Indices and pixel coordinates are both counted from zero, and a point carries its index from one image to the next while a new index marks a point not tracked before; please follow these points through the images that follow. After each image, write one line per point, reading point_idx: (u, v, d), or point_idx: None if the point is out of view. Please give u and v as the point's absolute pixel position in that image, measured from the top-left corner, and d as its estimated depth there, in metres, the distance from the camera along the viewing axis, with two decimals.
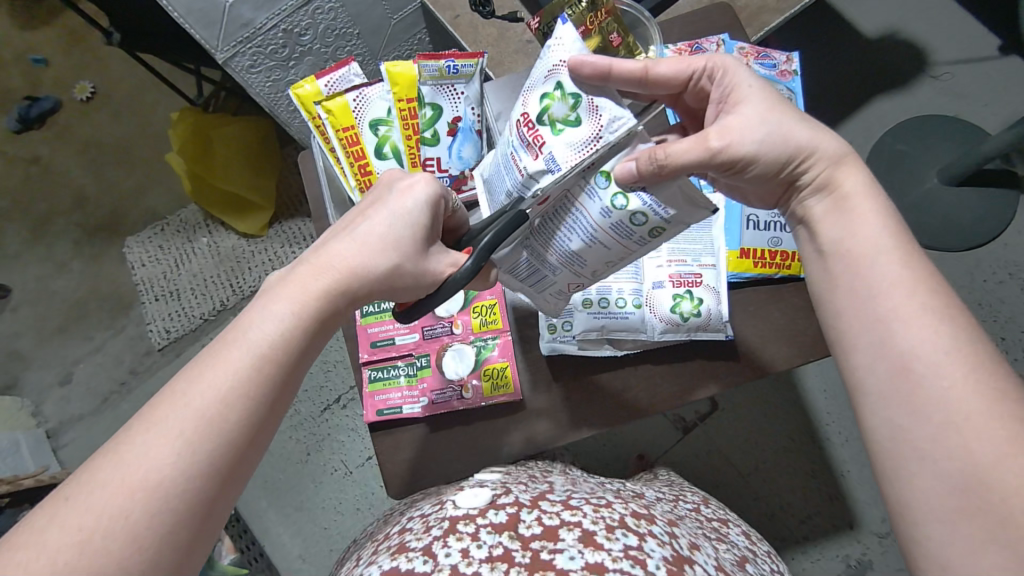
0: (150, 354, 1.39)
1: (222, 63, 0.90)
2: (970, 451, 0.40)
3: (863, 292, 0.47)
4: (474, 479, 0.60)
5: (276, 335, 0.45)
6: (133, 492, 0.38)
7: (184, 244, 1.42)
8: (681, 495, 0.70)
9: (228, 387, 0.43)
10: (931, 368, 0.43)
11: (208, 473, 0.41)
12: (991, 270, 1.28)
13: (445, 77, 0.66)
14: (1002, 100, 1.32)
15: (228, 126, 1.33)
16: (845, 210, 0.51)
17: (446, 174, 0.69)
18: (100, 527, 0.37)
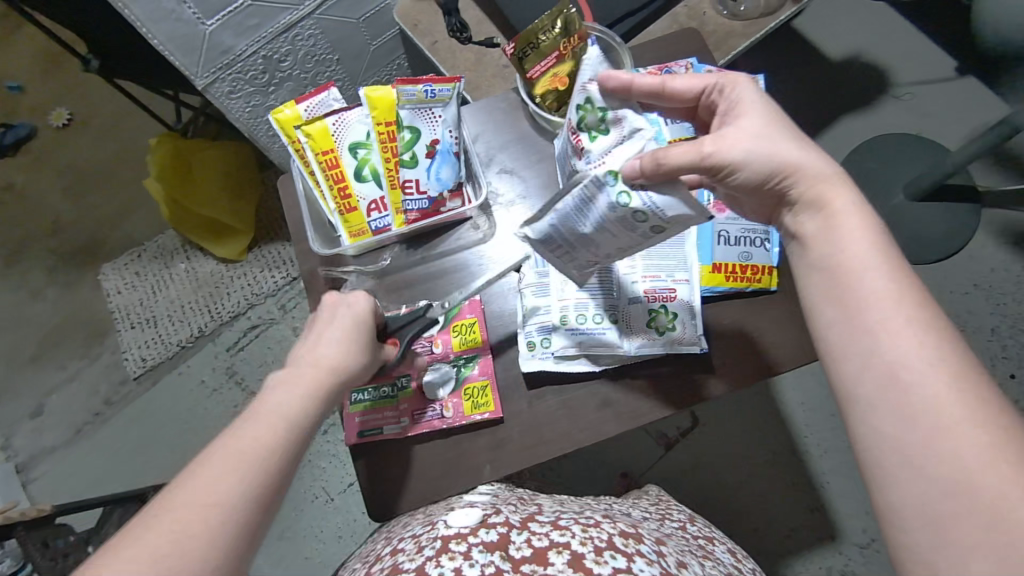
0: (126, 382, 1.37)
1: (202, 89, 0.90)
2: (954, 455, 0.42)
3: (851, 303, 0.49)
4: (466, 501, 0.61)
5: (295, 402, 0.52)
6: (206, 510, 0.44)
7: (161, 269, 1.41)
8: (668, 513, 0.70)
9: (273, 439, 0.50)
10: (917, 377, 0.44)
11: (251, 513, 0.46)
12: (957, 282, 1.32)
13: (423, 101, 0.67)
14: (960, 118, 1.38)
15: (205, 151, 1.34)
16: (832, 228, 0.52)
17: (424, 196, 0.69)
18: (180, 536, 0.43)
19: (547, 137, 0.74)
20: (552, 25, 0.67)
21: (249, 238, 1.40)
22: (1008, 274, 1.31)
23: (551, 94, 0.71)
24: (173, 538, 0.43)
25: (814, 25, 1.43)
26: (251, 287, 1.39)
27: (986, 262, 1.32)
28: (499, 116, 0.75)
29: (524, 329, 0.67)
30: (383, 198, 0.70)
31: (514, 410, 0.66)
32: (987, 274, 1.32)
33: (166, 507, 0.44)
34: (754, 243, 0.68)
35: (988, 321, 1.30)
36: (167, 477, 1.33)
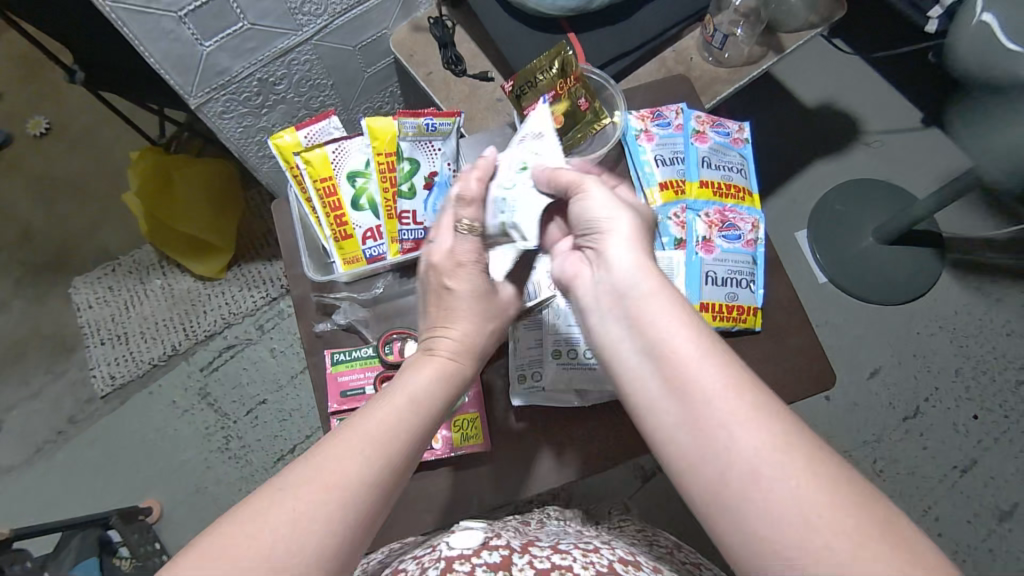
0: (92, 401, 1.33)
1: (195, 107, 0.90)
2: (822, 547, 0.36)
3: (684, 395, 0.42)
4: (461, 525, 0.59)
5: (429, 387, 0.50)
6: (335, 490, 0.41)
7: (136, 285, 1.38)
8: (657, 540, 0.69)
9: (399, 419, 0.46)
10: (776, 468, 0.38)
11: (377, 502, 0.43)
12: (924, 323, 1.37)
13: (423, 134, 0.69)
14: (926, 166, 1.45)
15: (190, 168, 1.32)
16: (649, 308, 0.46)
17: (421, 226, 0.70)
18: (309, 516, 0.40)
19: None
20: (551, 66, 0.69)
21: (230, 257, 1.38)
22: (970, 317, 1.37)
23: None
24: (301, 519, 0.39)
25: (791, 72, 1.50)
26: (230, 306, 1.37)
27: (950, 305, 1.38)
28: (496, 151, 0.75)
29: (516, 362, 0.67)
30: (379, 227, 0.70)
31: (499, 444, 0.66)
32: (951, 315, 1.37)
33: (298, 483, 0.41)
34: (740, 284, 0.67)
35: (952, 361, 1.35)
36: (129, 500, 1.28)
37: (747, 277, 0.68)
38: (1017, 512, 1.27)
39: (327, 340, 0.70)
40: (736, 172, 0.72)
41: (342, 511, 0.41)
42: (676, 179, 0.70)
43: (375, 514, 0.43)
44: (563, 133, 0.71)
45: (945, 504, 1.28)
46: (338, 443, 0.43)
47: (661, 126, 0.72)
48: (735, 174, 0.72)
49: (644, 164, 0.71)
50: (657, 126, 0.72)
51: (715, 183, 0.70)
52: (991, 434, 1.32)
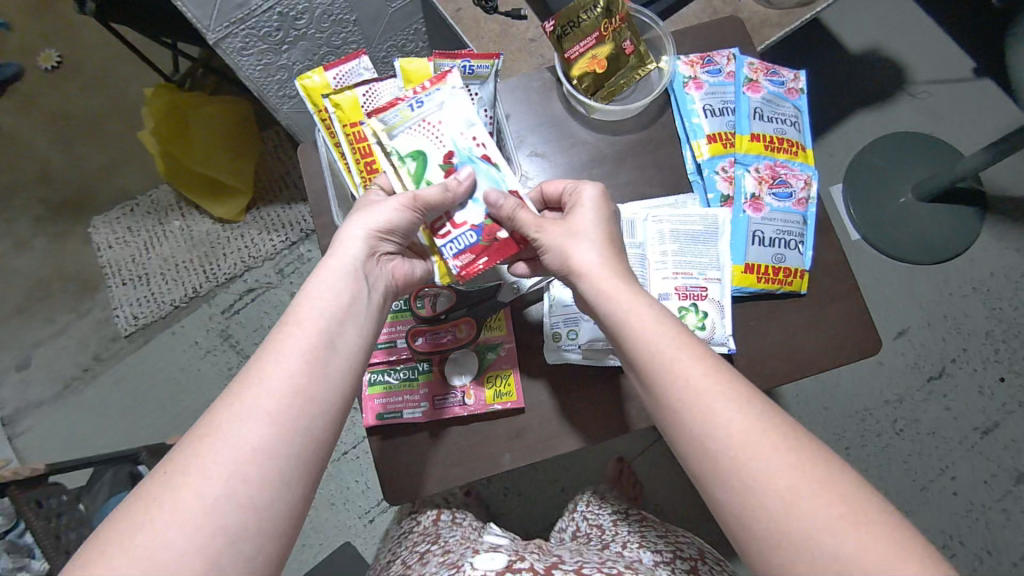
0: (116, 340, 1.34)
1: (213, 43, 0.85)
2: (761, 504, 0.40)
3: (649, 380, 0.47)
4: (487, 543, 0.67)
5: (307, 318, 0.49)
6: (206, 439, 0.43)
7: (155, 226, 1.37)
8: (680, 550, 0.69)
9: (286, 360, 0.47)
10: (720, 434, 0.43)
11: (266, 439, 0.44)
12: (957, 284, 1.34)
13: (411, 115, 0.60)
14: (972, 122, 1.37)
15: (207, 107, 1.29)
16: (623, 313, 0.51)
17: (472, 228, 0.58)
18: (187, 469, 0.41)
19: (580, 121, 0.70)
20: (595, 5, 0.64)
21: (248, 199, 1.36)
22: (1005, 280, 1.33)
23: (589, 76, 0.67)
24: (186, 472, 0.41)
25: (836, 15, 1.40)
26: (250, 249, 1.35)
27: (986, 266, 1.34)
28: (532, 97, 0.71)
29: (550, 319, 0.65)
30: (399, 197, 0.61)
31: (533, 401, 0.64)
32: (986, 277, 1.33)
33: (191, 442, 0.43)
34: (788, 245, 0.64)
35: (982, 323, 1.32)
36: (156, 438, 1.31)
37: (796, 238, 0.65)
38: None
39: None
40: (790, 125, 0.67)
41: (228, 453, 0.42)
42: (725, 132, 0.66)
43: (274, 444, 0.44)
44: (606, 78, 0.68)
45: (962, 465, 1.28)
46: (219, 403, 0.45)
47: (711, 73, 0.68)
48: (789, 127, 0.68)
49: (692, 114, 0.67)
50: (706, 74, 0.68)
51: (767, 137, 0.66)
52: (1016, 397, 1.30)
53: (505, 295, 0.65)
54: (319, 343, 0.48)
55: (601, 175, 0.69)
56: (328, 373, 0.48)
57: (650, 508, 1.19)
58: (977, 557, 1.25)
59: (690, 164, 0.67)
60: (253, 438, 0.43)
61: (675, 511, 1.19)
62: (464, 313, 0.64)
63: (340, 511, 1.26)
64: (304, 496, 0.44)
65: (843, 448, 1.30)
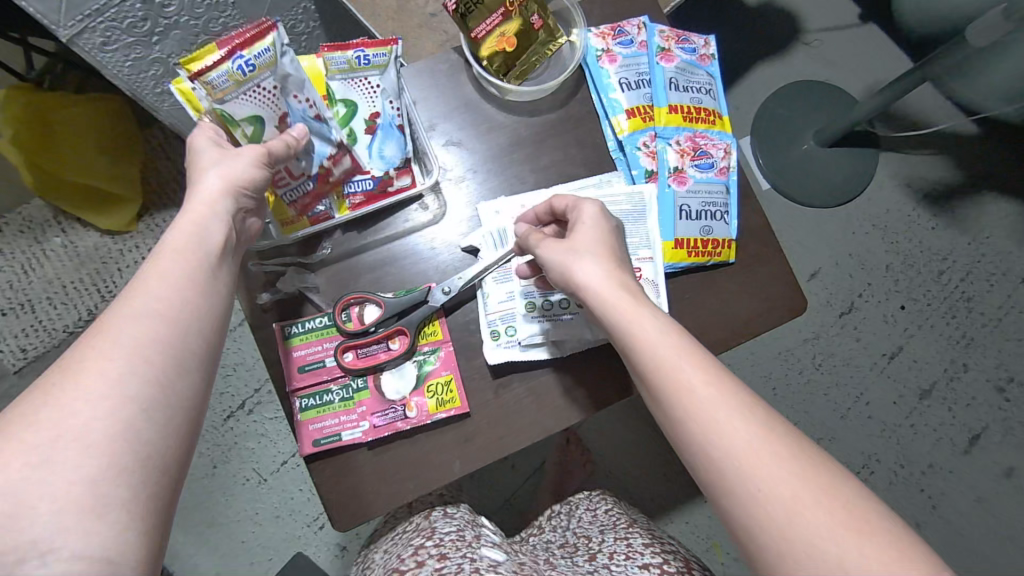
0: (4, 378, 1.20)
1: (67, 41, 0.74)
2: (766, 513, 0.40)
3: (655, 389, 0.46)
4: (486, 556, 0.64)
5: (176, 261, 0.46)
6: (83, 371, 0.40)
7: (32, 246, 1.22)
8: (665, 561, 0.68)
9: (162, 285, 0.45)
10: (727, 443, 0.42)
11: (142, 365, 0.42)
12: (859, 223, 1.42)
13: (242, 81, 0.53)
14: (862, 66, 1.44)
15: (72, 108, 1.12)
16: (626, 323, 0.49)
17: (369, 176, 0.62)
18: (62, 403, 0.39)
19: (495, 104, 0.67)
20: None
21: (138, 206, 1.24)
22: (900, 214, 1.42)
23: (499, 56, 0.63)
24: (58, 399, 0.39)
25: None
26: (148, 260, 1.23)
27: (882, 204, 1.42)
28: (442, 80, 0.67)
29: (487, 317, 0.63)
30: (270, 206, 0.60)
31: (478, 402, 0.62)
32: (884, 213, 1.42)
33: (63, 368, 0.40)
34: (713, 217, 0.65)
35: (883, 257, 1.42)
36: None
37: (720, 208, 0.65)
38: (936, 390, 1.38)
39: (276, 312, 0.62)
40: (705, 93, 0.67)
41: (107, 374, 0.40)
42: (643, 106, 0.65)
43: (147, 390, 0.41)
44: (517, 56, 0.64)
45: (874, 389, 1.38)
46: (81, 349, 0.41)
47: (624, 45, 0.66)
48: (704, 95, 0.67)
49: (608, 89, 0.65)
50: (619, 46, 0.66)
51: (684, 107, 0.65)
52: (916, 322, 1.40)
53: (437, 299, 0.61)
54: (195, 265, 0.47)
55: (521, 160, 0.67)
56: (207, 288, 0.47)
57: (599, 473, 1.21)
58: (893, 471, 1.36)
59: (612, 141, 0.66)
60: (125, 384, 0.40)
61: (623, 471, 1.22)
62: (395, 324, 0.61)
63: (286, 523, 1.21)
64: (187, 434, 0.43)
65: (770, 388, 1.37)
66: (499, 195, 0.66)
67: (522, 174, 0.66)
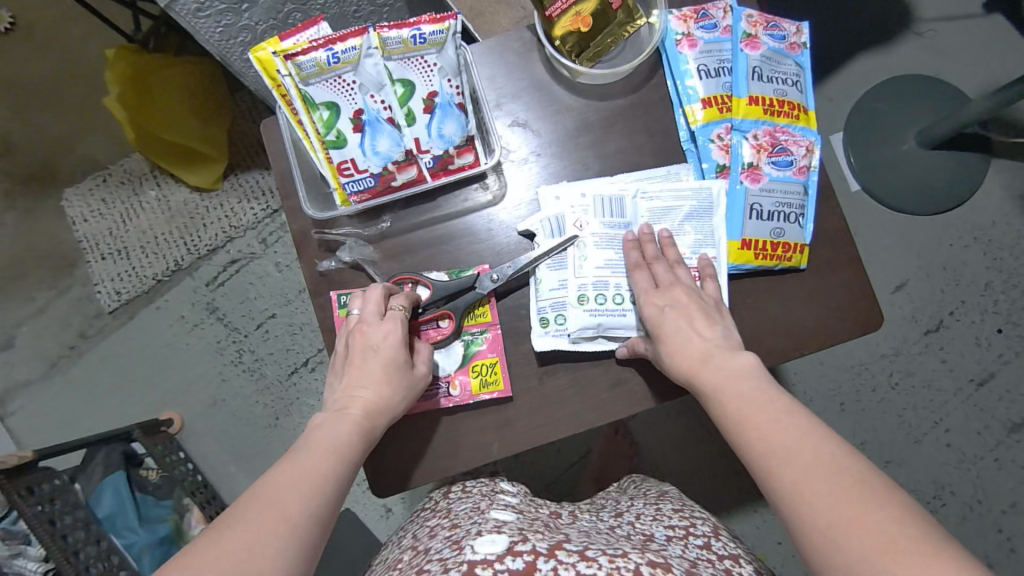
0: (100, 317, 1.31)
1: (164, 6, 0.78)
2: (822, 532, 0.41)
3: (724, 428, 0.50)
4: (494, 519, 0.59)
5: (343, 442, 0.51)
6: (278, 516, 0.44)
7: (130, 197, 1.31)
8: (692, 527, 0.66)
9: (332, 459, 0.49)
10: (785, 459, 0.45)
11: (314, 548, 0.45)
12: (958, 235, 1.30)
13: (327, 70, 0.59)
14: (981, 61, 1.30)
15: (170, 71, 1.20)
16: (707, 376, 0.52)
17: (427, 155, 0.62)
18: (255, 543, 0.42)
19: (564, 85, 0.65)
20: None
21: (225, 166, 1.30)
22: (1008, 228, 1.30)
23: (572, 35, 0.62)
24: (249, 542, 0.42)
25: None
26: (229, 219, 1.30)
27: (988, 215, 1.30)
28: (512, 59, 0.66)
29: (538, 304, 0.62)
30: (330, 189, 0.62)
31: (522, 387, 0.62)
32: (989, 226, 1.30)
33: (239, 518, 0.43)
34: (787, 219, 0.61)
35: (982, 274, 1.30)
36: (147, 414, 1.30)
37: (795, 210, 0.61)
38: None
39: (332, 280, 0.64)
40: (790, 85, 0.62)
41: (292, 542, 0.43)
42: (721, 95, 0.61)
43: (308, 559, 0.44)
44: (591, 38, 0.62)
45: (956, 416, 1.28)
46: (264, 494, 0.45)
47: (706, 28, 0.62)
48: (790, 87, 0.63)
49: (685, 76, 0.62)
50: (701, 29, 0.62)
51: (766, 99, 0.61)
52: (1013, 348, 1.28)
53: (484, 286, 0.61)
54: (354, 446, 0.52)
55: (587, 145, 0.65)
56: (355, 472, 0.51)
57: (645, 469, 1.19)
58: (968, 506, 1.26)
59: (684, 131, 0.63)
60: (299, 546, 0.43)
61: (669, 471, 1.20)
62: (443, 307, 0.61)
63: None
64: None
65: (838, 403, 1.30)
66: (561, 180, 0.65)
67: (587, 160, 0.65)
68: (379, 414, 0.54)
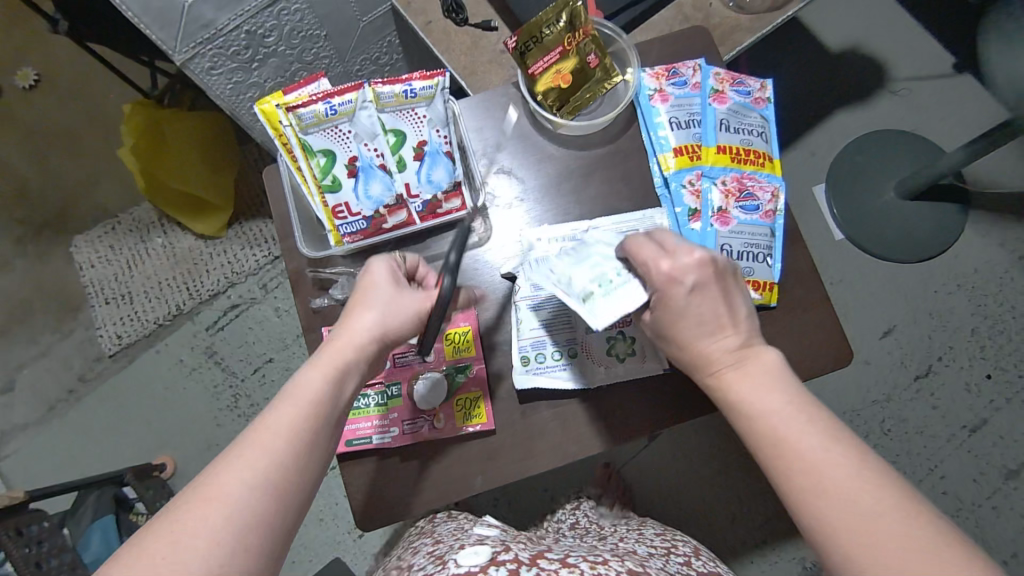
0: (101, 360, 1.33)
1: (180, 64, 0.84)
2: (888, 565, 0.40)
3: (764, 448, 0.49)
4: (475, 535, 0.60)
5: (300, 409, 0.48)
6: (209, 502, 0.42)
7: (137, 243, 1.36)
8: (675, 546, 0.66)
9: (286, 433, 0.46)
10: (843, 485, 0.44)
11: (262, 526, 0.43)
12: (942, 282, 1.33)
13: (325, 120, 0.64)
14: (955, 117, 1.37)
15: (180, 124, 1.24)
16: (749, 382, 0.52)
17: (416, 199, 0.66)
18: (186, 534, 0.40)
19: (547, 137, 0.70)
20: (557, 19, 0.65)
21: (229, 214, 1.35)
22: (991, 275, 1.33)
23: (553, 91, 0.67)
24: (182, 531, 0.40)
25: (816, 13, 1.40)
26: (232, 266, 1.35)
27: (971, 263, 1.33)
28: (498, 111, 0.71)
29: (520, 342, 0.65)
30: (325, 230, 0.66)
31: (505, 422, 0.65)
32: (972, 273, 1.33)
33: (175, 507, 0.41)
34: (757, 259, 0.64)
35: (969, 320, 1.32)
36: (142, 458, 1.31)
37: (764, 251, 0.65)
38: None
39: (325, 316, 0.67)
40: (756, 136, 0.67)
41: (233, 525, 0.41)
42: (691, 144, 0.66)
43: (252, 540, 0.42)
44: (570, 93, 0.68)
45: (952, 463, 1.28)
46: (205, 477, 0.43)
47: (677, 85, 0.68)
48: (756, 138, 0.68)
49: (658, 128, 0.67)
50: (672, 86, 0.68)
51: (733, 148, 0.66)
52: (1004, 394, 1.29)
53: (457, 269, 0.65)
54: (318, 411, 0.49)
55: (568, 190, 0.69)
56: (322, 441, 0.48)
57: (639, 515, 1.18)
58: None
59: (659, 178, 0.67)
60: (235, 530, 0.41)
61: (664, 518, 1.19)
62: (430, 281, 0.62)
63: (328, 527, 1.24)
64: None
65: None
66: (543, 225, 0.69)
67: (568, 205, 0.69)
68: (357, 361, 0.53)
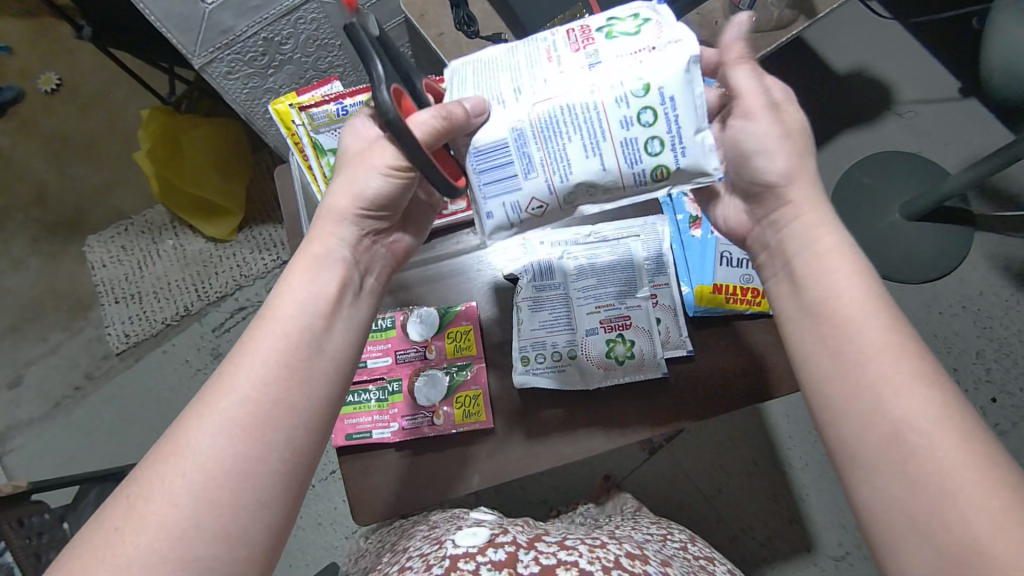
0: (108, 358, 1.35)
1: (199, 68, 0.87)
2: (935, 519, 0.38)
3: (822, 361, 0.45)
4: (474, 518, 0.62)
5: (279, 341, 0.46)
6: (174, 459, 0.41)
7: (149, 244, 1.38)
8: (670, 534, 0.71)
9: (260, 375, 0.45)
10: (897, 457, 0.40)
11: (232, 477, 0.42)
12: (947, 303, 1.33)
13: (336, 120, 0.66)
14: (961, 141, 1.38)
15: (195, 130, 1.30)
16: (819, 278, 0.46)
17: None
18: (152, 497, 0.40)
19: None
20: None
21: (238, 218, 1.37)
22: (996, 298, 1.32)
23: None
24: (150, 488, 0.41)
25: (823, 37, 1.42)
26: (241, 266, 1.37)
27: (976, 285, 1.33)
28: None
29: (519, 343, 0.68)
30: None
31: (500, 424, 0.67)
32: (977, 296, 1.33)
33: (148, 462, 0.42)
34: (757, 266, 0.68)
35: (974, 342, 1.31)
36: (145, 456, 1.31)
37: None
38: None
39: None
40: None
41: (192, 480, 0.41)
42: None
43: (223, 491, 0.41)
44: None
45: None
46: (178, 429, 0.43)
47: None
48: None
49: None
50: None
51: None
52: (1009, 418, 1.28)
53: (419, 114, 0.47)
54: (299, 345, 0.47)
55: None
56: (307, 377, 0.46)
57: None
58: None
59: None
60: (202, 485, 0.41)
61: None
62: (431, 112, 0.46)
63: (326, 532, 1.24)
64: (260, 534, 0.42)
65: None
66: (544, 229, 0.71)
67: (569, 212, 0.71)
68: (337, 246, 0.53)
